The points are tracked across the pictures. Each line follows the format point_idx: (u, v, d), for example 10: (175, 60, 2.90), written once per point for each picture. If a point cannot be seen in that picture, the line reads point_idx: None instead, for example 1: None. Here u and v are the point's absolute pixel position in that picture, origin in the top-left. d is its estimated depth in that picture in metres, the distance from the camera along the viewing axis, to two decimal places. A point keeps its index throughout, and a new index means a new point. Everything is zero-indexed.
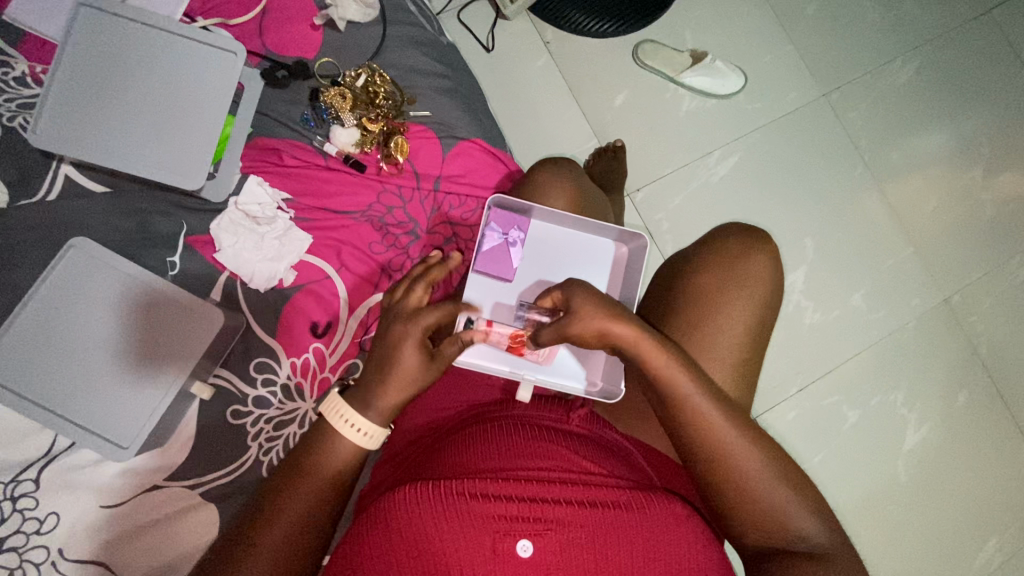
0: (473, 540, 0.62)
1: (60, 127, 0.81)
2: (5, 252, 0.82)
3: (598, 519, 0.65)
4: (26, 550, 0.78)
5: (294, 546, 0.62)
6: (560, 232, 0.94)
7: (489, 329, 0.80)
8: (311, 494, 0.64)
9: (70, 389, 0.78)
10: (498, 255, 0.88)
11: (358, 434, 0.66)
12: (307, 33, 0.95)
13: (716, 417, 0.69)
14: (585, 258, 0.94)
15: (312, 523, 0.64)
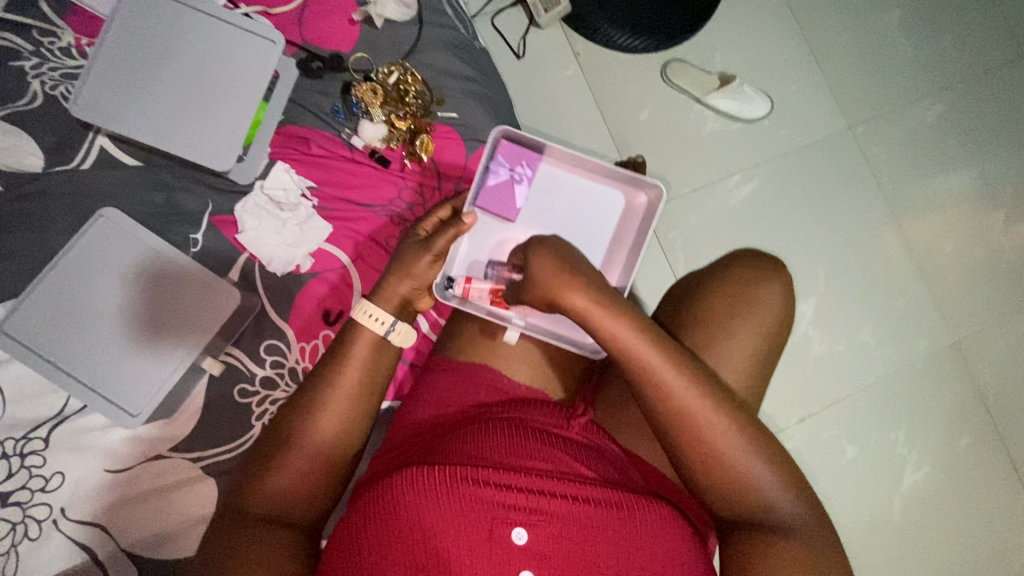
0: (472, 527, 0.66)
1: (99, 98, 0.83)
2: (38, 217, 0.86)
3: (591, 516, 0.69)
4: (29, 506, 0.81)
5: (298, 493, 0.71)
6: (564, 176, 0.97)
7: (467, 285, 0.86)
8: (326, 434, 0.73)
9: (88, 352, 0.82)
10: (503, 189, 0.92)
11: (376, 325, 0.77)
12: (345, 27, 0.97)
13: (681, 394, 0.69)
14: (591, 206, 0.97)
15: (327, 460, 0.73)
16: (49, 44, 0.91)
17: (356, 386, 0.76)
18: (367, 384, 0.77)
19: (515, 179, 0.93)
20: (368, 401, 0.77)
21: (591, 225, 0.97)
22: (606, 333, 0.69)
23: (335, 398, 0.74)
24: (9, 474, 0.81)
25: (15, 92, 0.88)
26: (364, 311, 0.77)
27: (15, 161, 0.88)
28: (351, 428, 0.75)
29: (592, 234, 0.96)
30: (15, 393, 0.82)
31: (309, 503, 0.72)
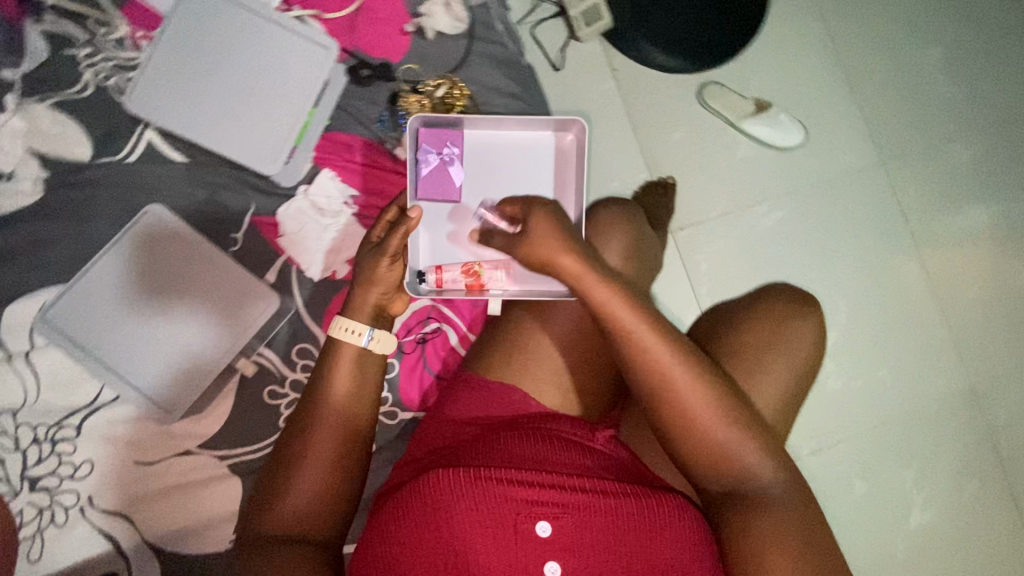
0: (500, 521, 0.71)
1: (157, 98, 0.86)
2: (83, 206, 0.88)
3: (608, 512, 0.72)
4: (57, 492, 0.82)
5: (320, 504, 0.71)
6: (489, 135, 0.93)
7: (440, 276, 0.87)
8: (327, 448, 0.72)
9: (124, 345, 0.86)
10: (439, 176, 0.88)
11: (351, 337, 0.76)
12: (396, 36, 0.97)
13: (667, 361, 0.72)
14: (527, 154, 0.94)
15: (334, 475, 0.72)
16: (103, 34, 0.90)
17: (348, 396, 0.75)
18: (358, 393, 0.76)
19: (448, 162, 0.88)
20: (363, 410, 0.76)
21: (535, 177, 0.94)
22: (595, 296, 0.73)
23: (331, 411, 0.74)
24: (41, 459, 0.83)
25: (68, 80, 0.89)
26: (341, 327, 0.77)
27: (63, 151, 0.88)
28: (352, 442, 0.74)
29: (537, 184, 0.94)
30: (50, 380, 0.84)
31: (321, 520, 0.70)
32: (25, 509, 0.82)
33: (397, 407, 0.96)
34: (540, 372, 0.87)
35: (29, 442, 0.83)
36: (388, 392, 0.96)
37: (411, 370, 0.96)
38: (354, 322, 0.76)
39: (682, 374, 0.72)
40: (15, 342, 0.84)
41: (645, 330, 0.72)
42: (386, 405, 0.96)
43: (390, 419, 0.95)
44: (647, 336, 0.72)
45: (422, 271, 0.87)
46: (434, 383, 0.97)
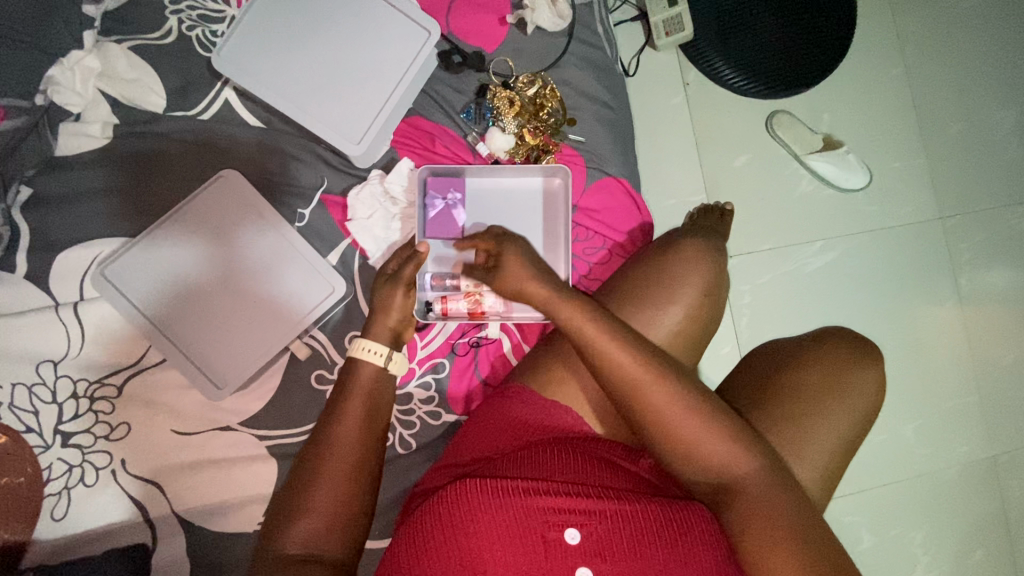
0: (524, 528, 0.66)
1: (244, 56, 0.81)
2: (152, 158, 0.84)
3: (642, 529, 0.66)
4: (89, 451, 0.79)
5: (344, 510, 0.63)
6: (489, 180, 0.91)
7: (446, 306, 0.88)
8: (347, 459, 0.65)
9: (186, 315, 0.82)
10: (443, 219, 0.86)
11: (374, 357, 0.72)
12: (494, 26, 0.93)
13: (631, 375, 0.67)
14: (517, 203, 0.92)
15: (356, 483, 0.65)
16: None
17: (367, 400, 0.69)
18: (376, 397, 0.71)
19: (453, 206, 0.86)
20: (382, 416, 0.70)
21: (526, 224, 0.91)
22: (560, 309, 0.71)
23: (351, 416, 0.68)
24: (76, 415, 0.79)
25: (151, 24, 0.85)
26: (361, 347, 0.73)
27: (136, 96, 0.84)
28: (373, 451, 0.67)
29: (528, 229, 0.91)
30: (95, 333, 0.80)
31: (342, 535, 0.63)
32: (53, 464, 0.78)
33: (442, 408, 0.91)
34: (598, 398, 0.83)
35: (67, 395, 0.79)
36: (435, 392, 0.91)
37: (461, 373, 0.92)
38: (377, 343, 0.72)
39: (652, 387, 0.67)
40: (64, 291, 0.81)
41: (610, 343, 0.68)
42: (431, 404, 0.91)
43: (434, 419, 0.91)
44: (610, 343, 0.68)
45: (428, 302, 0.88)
46: (481, 389, 0.93)
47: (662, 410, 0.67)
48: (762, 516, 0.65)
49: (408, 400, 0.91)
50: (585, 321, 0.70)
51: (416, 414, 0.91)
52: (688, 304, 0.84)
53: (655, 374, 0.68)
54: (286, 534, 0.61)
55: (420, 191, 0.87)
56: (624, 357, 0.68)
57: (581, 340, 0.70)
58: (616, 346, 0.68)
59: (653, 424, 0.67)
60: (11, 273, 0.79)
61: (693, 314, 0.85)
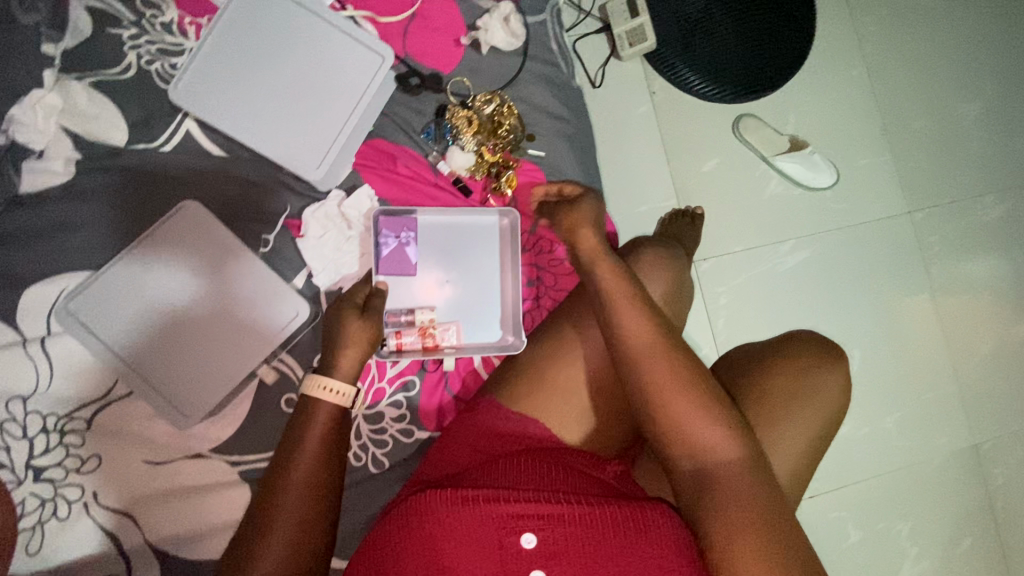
0: (483, 534, 0.67)
1: (202, 90, 0.84)
2: (115, 190, 0.85)
3: (596, 530, 0.67)
4: (61, 484, 0.79)
5: (300, 537, 0.65)
6: (441, 218, 0.94)
7: (399, 340, 0.89)
8: (301, 486, 0.66)
9: (153, 346, 0.83)
10: (397, 258, 0.89)
11: (332, 396, 0.73)
12: (450, 48, 0.96)
13: (649, 341, 0.71)
14: (469, 240, 0.95)
15: (315, 510, 0.66)
16: (150, 16, 0.89)
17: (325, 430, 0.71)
18: (336, 426, 0.72)
19: (406, 244, 0.89)
20: (341, 444, 0.72)
21: (478, 260, 0.96)
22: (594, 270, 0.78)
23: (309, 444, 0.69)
24: (47, 449, 0.79)
25: (109, 59, 0.87)
26: (317, 386, 0.73)
27: (98, 131, 0.86)
28: (332, 480, 0.69)
29: (486, 275, 0.96)
30: (63, 368, 0.81)
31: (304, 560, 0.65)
32: (26, 499, 0.78)
33: (413, 425, 0.92)
34: (565, 410, 0.83)
35: (37, 430, 0.79)
36: (406, 409, 0.92)
37: (431, 390, 0.93)
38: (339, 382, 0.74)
39: (662, 358, 0.70)
40: (31, 326, 0.81)
41: (634, 308, 0.73)
42: (402, 422, 0.92)
43: (406, 437, 0.92)
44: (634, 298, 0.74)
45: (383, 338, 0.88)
46: (452, 404, 0.94)
47: (664, 369, 0.70)
48: (740, 505, 0.64)
49: (378, 419, 0.91)
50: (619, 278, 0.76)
51: (388, 433, 0.92)
52: None
53: (669, 348, 0.71)
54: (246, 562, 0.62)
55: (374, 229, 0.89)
56: (635, 312, 0.73)
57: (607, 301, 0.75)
58: (630, 302, 0.74)
59: (653, 387, 0.69)
60: None
61: None
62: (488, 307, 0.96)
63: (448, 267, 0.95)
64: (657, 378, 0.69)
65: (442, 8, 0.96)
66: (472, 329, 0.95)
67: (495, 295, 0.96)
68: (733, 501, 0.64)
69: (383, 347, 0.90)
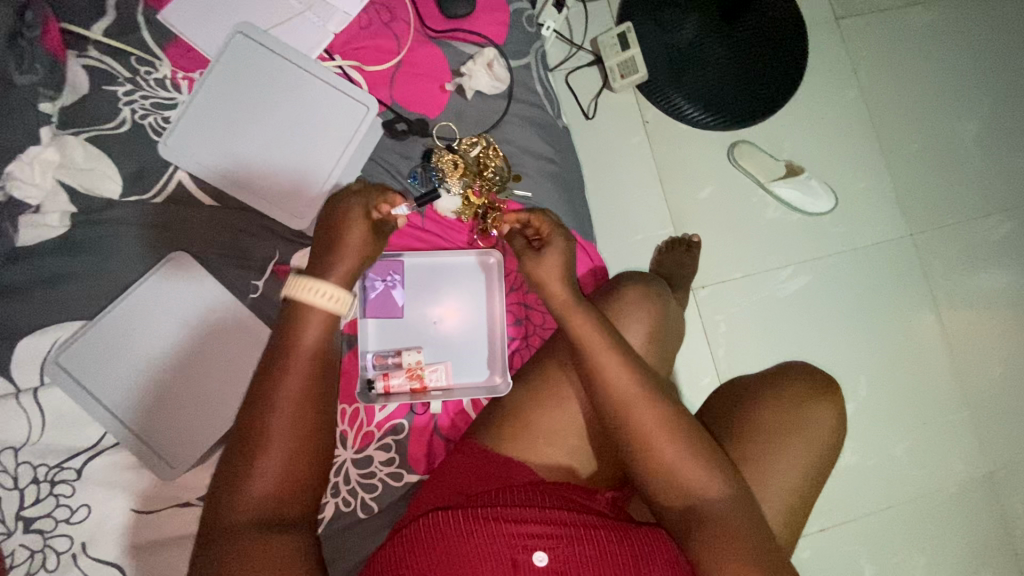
0: (494, 555, 0.67)
1: (189, 144, 0.86)
2: (106, 241, 0.87)
3: (601, 545, 0.68)
4: (51, 535, 0.79)
5: (294, 466, 0.60)
6: (426, 260, 0.97)
7: (388, 382, 0.91)
8: (297, 404, 0.61)
9: (139, 394, 0.84)
10: (385, 301, 0.93)
11: (323, 300, 0.64)
12: (435, 93, 0.97)
13: (626, 382, 0.70)
14: (455, 280, 0.98)
15: (307, 448, 0.61)
16: (144, 73, 0.92)
17: (313, 356, 0.63)
18: (324, 359, 0.64)
19: (393, 287, 0.93)
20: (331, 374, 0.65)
21: (464, 300, 0.98)
22: (564, 313, 0.74)
23: (298, 372, 0.62)
24: (37, 500, 0.80)
25: (104, 115, 0.89)
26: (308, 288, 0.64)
27: (92, 184, 0.88)
28: (321, 413, 0.62)
29: (475, 320, 0.99)
30: (55, 418, 0.82)
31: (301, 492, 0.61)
32: (16, 550, 0.78)
33: (403, 469, 0.92)
34: (551, 453, 0.83)
35: (28, 481, 0.80)
36: (395, 452, 0.92)
37: (420, 433, 0.93)
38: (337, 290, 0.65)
39: (643, 402, 0.70)
40: (24, 377, 0.82)
41: (608, 351, 0.72)
42: (391, 465, 0.92)
43: (395, 481, 0.91)
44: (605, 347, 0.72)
45: (372, 380, 0.91)
46: (442, 446, 0.93)
47: (643, 417, 0.70)
48: (726, 532, 0.67)
49: (367, 462, 0.91)
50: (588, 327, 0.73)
51: (377, 477, 0.91)
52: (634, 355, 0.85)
53: (646, 388, 0.71)
54: (234, 499, 0.58)
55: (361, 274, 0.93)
56: (611, 362, 0.71)
57: (579, 344, 0.73)
58: (605, 352, 0.72)
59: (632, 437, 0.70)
60: None
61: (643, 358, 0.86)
62: (475, 347, 0.98)
63: (435, 308, 0.97)
64: (635, 420, 0.70)
65: (427, 55, 0.98)
66: (460, 369, 0.97)
67: (482, 335, 0.99)
68: (718, 542, 0.67)
69: (371, 390, 0.92)
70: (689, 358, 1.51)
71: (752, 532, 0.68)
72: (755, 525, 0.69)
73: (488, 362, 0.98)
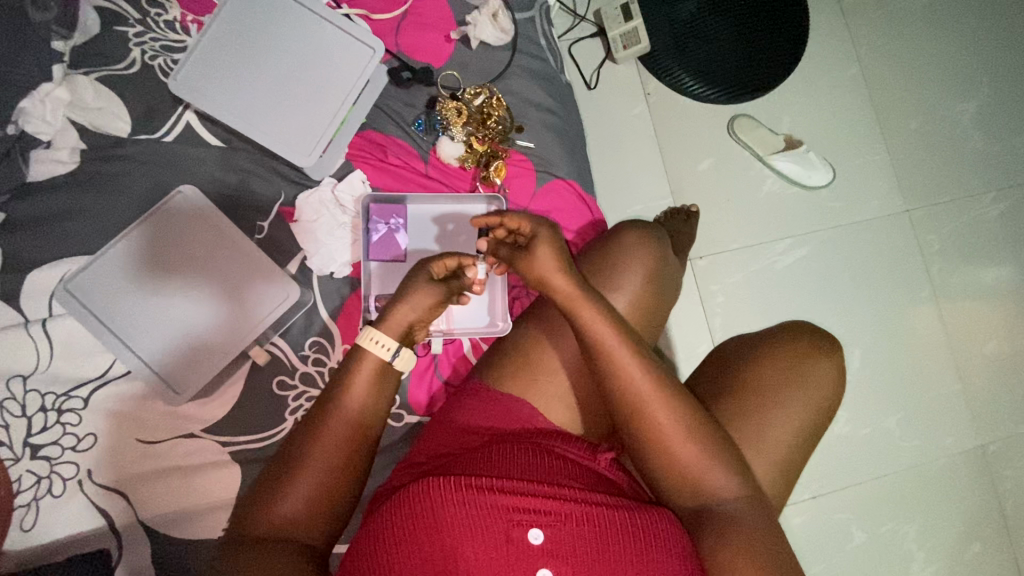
0: (488, 529, 0.67)
1: (199, 80, 0.87)
2: (114, 177, 0.88)
3: (597, 528, 0.68)
4: (57, 462, 0.81)
5: (321, 498, 0.65)
6: (430, 207, 0.95)
7: None
8: (336, 443, 0.67)
9: (148, 324, 0.85)
10: (387, 242, 0.92)
11: (381, 351, 0.71)
12: (440, 42, 0.99)
13: (642, 380, 0.72)
14: (460, 224, 0.96)
15: (330, 490, 0.66)
16: (155, 15, 0.93)
17: (354, 416, 0.69)
18: (366, 417, 0.70)
19: (395, 231, 0.92)
20: (368, 437, 0.70)
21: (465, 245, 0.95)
22: (575, 310, 0.75)
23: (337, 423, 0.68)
24: (44, 428, 0.81)
25: (116, 56, 0.91)
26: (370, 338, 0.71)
27: (103, 123, 0.90)
28: (357, 452, 0.68)
29: None
30: (63, 348, 0.83)
31: (316, 527, 0.65)
32: (22, 476, 0.80)
33: (403, 410, 0.94)
34: (552, 394, 0.85)
35: (35, 409, 0.81)
36: (396, 393, 0.95)
37: (421, 374, 0.96)
38: (393, 341, 0.71)
39: (659, 400, 0.72)
40: (32, 308, 0.84)
41: (624, 350, 0.73)
42: (392, 406, 0.94)
43: (396, 421, 0.94)
44: (625, 353, 0.73)
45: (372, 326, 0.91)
46: (442, 387, 0.96)
47: (661, 421, 0.71)
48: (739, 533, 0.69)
49: None
50: (610, 334, 0.74)
51: None
52: (632, 293, 0.86)
53: (664, 393, 0.72)
54: (261, 521, 0.63)
55: (364, 216, 0.92)
56: (634, 364, 0.73)
57: (592, 343, 0.74)
58: (627, 356, 0.73)
59: (652, 438, 0.72)
60: None
61: (640, 301, 0.87)
62: (476, 292, 0.99)
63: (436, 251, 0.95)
64: (651, 417, 0.72)
65: (433, 6, 1.00)
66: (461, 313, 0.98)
67: (483, 281, 0.99)
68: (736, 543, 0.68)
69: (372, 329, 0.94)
70: (686, 326, 1.52)
71: (769, 535, 0.70)
72: (769, 531, 0.71)
73: (490, 307, 0.99)
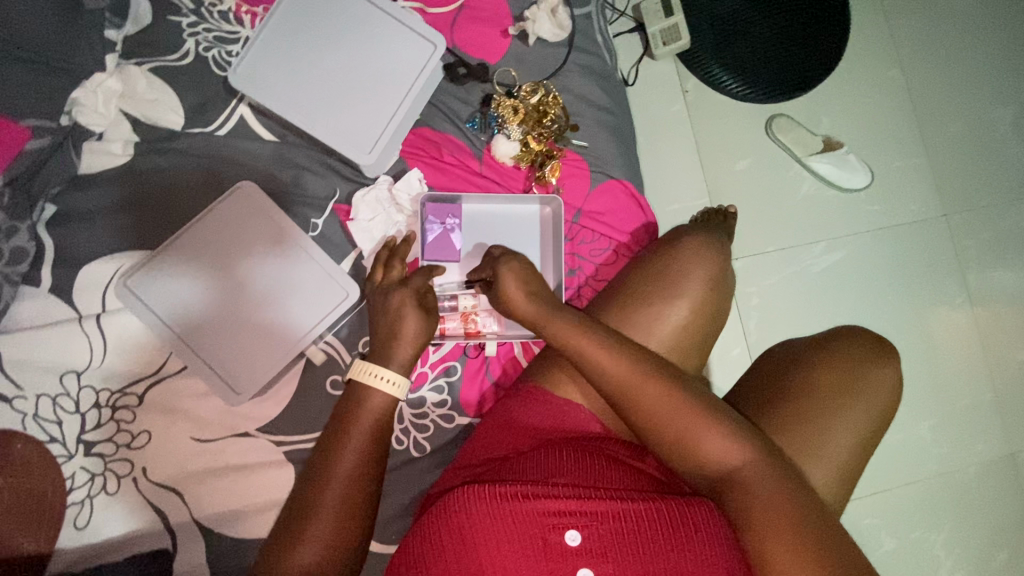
0: (526, 532, 0.66)
1: (259, 72, 0.85)
2: (167, 172, 0.87)
3: (638, 529, 0.66)
4: (111, 459, 0.80)
5: (338, 533, 0.62)
6: (484, 208, 0.95)
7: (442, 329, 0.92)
8: (349, 471, 0.64)
9: (200, 321, 0.84)
10: (443, 243, 0.89)
11: (387, 385, 0.68)
12: (496, 38, 0.98)
13: (622, 375, 0.69)
14: (514, 224, 0.96)
15: (349, 519, 0.63)
16: (209, 4, 0.91)
17: (369, 436, 0.66)
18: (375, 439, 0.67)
19: (452, 231, 0.89)
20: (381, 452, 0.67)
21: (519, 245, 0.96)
22: (544, 323, 0.74)
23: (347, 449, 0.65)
24: (98, 424, 0.80)
25: (169, 46, 0.90)
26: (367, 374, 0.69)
27: (156, 116, 0.88)
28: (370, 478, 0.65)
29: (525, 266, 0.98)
30: (117, 344, 0.82)
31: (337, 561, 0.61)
32: (76, 473, 0.79)
33: (455, 411, 0.93)
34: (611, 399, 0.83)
35: (89, 405, 0.81)
36: (447, 394, 0.94)
37: (473, 376, 0.95)
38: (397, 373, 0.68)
39: (645, 389, 0.69)
40: (86, 304, 0.83)
41: (596, 349, 0.71)
42: (444, 407, 0.93)
43: (447, 422, 0.93)
44: (599, 353, 0.70)
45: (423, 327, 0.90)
46: (494, 389, 0.95)
47: (654, 410, 0.68)
48: (782, 516, 0.63)
49: (421, 403, 0.93)
50: (582, 339, 0.71)
51: (429, 418, 0.93)
52: (693, 299, 0.85)
53: (650, 383, 0.69)
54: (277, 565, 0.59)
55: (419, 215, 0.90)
56: (611, 361, 0.70)
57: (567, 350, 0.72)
58: (603, 354, 0.70)
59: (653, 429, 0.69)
60: (36, 286, 0.82)
61: (701, 305, 0.85)
62: None
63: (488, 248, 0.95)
64: (643, 410, 0.69)
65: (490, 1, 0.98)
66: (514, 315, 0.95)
67: None
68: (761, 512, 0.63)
69: None
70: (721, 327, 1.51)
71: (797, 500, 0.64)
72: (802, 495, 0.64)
73: None
